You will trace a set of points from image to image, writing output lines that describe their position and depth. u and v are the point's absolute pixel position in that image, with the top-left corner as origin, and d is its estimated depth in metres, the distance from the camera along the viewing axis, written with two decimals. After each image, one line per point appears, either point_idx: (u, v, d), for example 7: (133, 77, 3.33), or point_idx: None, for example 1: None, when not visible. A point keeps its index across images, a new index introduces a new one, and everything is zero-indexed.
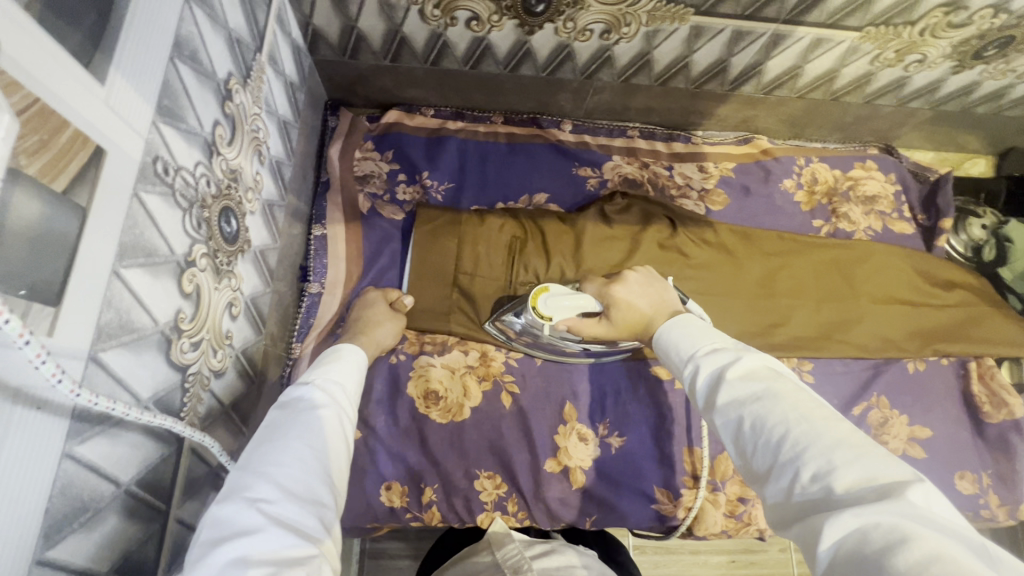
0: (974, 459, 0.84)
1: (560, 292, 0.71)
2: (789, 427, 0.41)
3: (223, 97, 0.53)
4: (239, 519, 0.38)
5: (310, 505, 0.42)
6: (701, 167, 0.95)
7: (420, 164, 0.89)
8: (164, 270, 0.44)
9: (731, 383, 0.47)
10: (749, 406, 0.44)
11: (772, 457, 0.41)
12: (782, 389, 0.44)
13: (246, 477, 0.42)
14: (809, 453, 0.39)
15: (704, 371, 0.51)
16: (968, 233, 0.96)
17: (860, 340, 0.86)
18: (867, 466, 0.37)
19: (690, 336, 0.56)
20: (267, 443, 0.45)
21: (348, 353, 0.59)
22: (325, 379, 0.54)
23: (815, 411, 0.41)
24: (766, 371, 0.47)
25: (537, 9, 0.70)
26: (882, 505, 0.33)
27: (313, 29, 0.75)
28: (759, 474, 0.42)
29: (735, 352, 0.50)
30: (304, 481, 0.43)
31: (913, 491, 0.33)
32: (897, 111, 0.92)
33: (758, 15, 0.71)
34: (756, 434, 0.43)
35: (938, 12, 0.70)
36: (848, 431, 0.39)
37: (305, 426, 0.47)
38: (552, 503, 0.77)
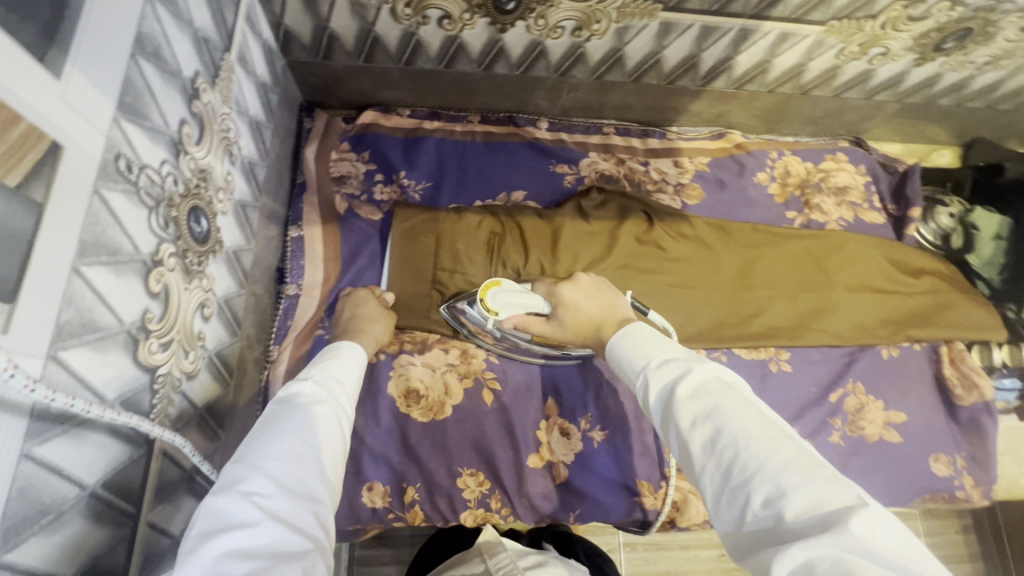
0: (948, 441, 0.86)
1: (509, 289, 0.73)
2: (739, 449, 0.41)
3: (190, 96, 0.53)
4: (234, 512, 0.38)
5: (305, 502, 0.41)
6: (676, 163, 0.96)
7: (397, 164, 0.89)
8: (129, 268, 0.43)
9: (682, 402, 0.47)
10: (699, 424, 0.44)
11: (721, 480, 0.41)
12: (732, 404, 0.44)
13: (241, 471, 0.41)
14: (760, 476, 0.39)
15: (654, 387, 0.51)
16: (937, 222, 0.98)
17: (834, 328, 0.87)
18: (814, 490, 0.36)
19: (639, 347, 0.56)
20: (264, 437, 0.44)
21: (349, 351, 0.60)
22: (324, 375, 0.54)
23: (763, 432, 0.41)
24: (715, 383, 0.47)
25: (508, 7, 0.71)
26: (824, 537, 0.32)
27: (285, 29, 0.74)
28: (710, 497, 0.43)
29: (685, 366, 0.50)
30: (299, 476, 0.42)
31: (855, 520, 0.33)
32: (865, 103, 0.95)
33: (725, 11, 0.72)
34: (707, 455, 0.43)
35: (898, 5, 0.72)
36: (795, 454, 0.39)
37: (303, 421, 0.47)
38: (535, 499, 0.77)
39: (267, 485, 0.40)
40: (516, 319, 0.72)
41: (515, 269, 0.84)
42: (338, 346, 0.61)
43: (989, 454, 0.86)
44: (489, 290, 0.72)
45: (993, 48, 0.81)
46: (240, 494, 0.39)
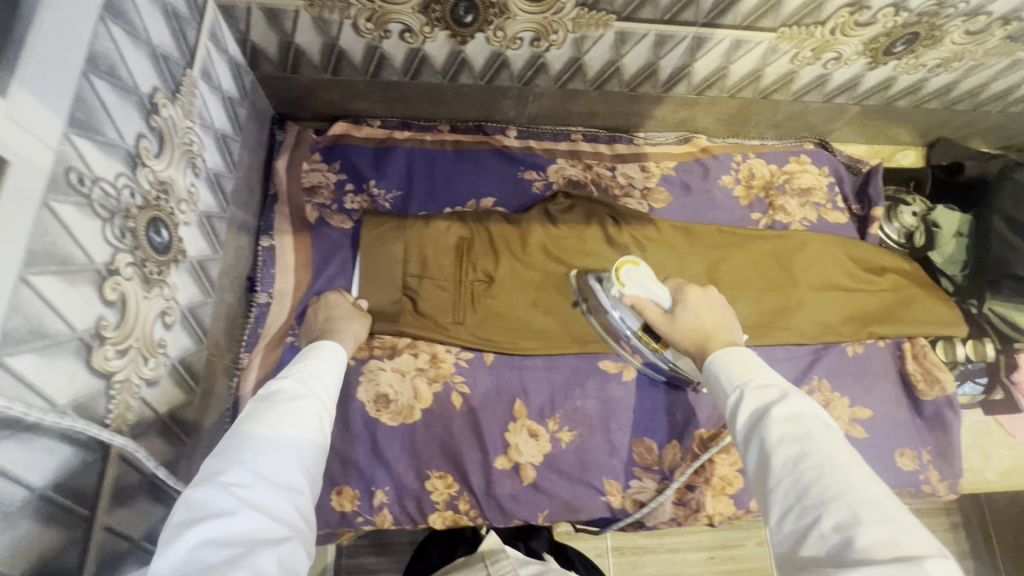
0: (913, 436, 0.87)
1: (644, 272, 0.71)
2: (821, 474, 0.43)
3: (148, 110, 0.54)
4: (211, 503, 0.39)
5: (284, 491, 0.43)
6: (643, 167, 0.98)
7: (367, 174, 0.91)
8: (81, 278, 0.45)
9: (777, 421, 0.49)
10: (787, 445, 0.47)
11: (794, 498, 0.44)
12: (824, 436, 0.46)
13: (221, 463, 0.42)
14: (836, 500, 0.42)
15: (749, 404, 0.52)
16: (900, 221, 1.00)
17: (799, 326, 0.89)
18: (889, 527, 0.39)
19: (738, 367, 0.57)
20: (247, 430, 0.46)
21: (331, 349, 0.61)
22: (304, 375, 0.55)
23: (852, 466, 0.44)
24: (811, 416, 0.49)
25: (466, 20, 0.73)
26: (898, 570, 0.36)
27: (252, 45, 0.76)
28: (773, 512, 0.46)
29: (785, 391, 0.52)
30: (279, 467, 0.44)
31: (931, 561, 0.37)
32: (826, 106, 0.97)
33: (677, 19, 0.74)
34: (789, 472, 0.45)
35: (844, 12, 0.74)
36: (881, 494, 0.42)
37: (285, 412, 0.48)
38: (503, 500, 0.79)
39: (246, 477, 0.42)
40: (632, 297, 0.70)
41: (486, 272, 0.87)
42: (322, 345, 0.62)
43: (954, 448, 0.87)
44: (626, 265, 0.70)
45: (943, 51, 0.83)
46: (219, 485, 0.41)
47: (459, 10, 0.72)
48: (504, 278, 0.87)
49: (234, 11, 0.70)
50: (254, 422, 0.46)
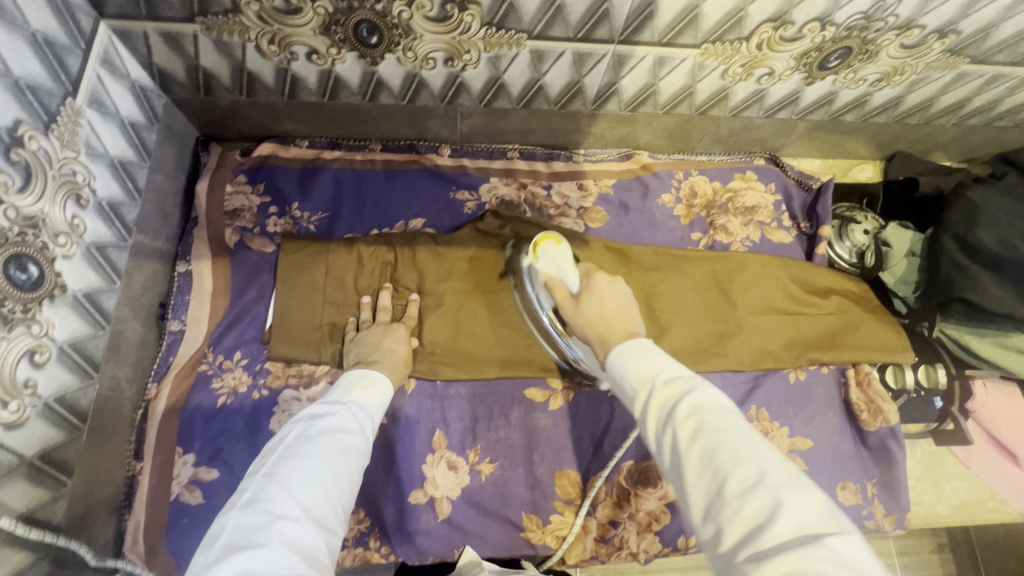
0: (856, 468, 0.83)
1: (562, 254, 0.78)
2: (733, 465, 0.42)
3: (8, 144, 0.53)
4: (258, 531, 0.46)
5: (320, 528, 0.49)
6: (580, 186, 0.95)
7: (292, 197, 0.89)
8: None
9: (683, 416, 0.47)
10: (697, 439, 0.45)
11: (712, 495, 0.42)
12: (731, 425, 0.45)
13: (271, 493, 0.49)
14: (756, 491, 0.40)
15: (657, 398, 0.50)
16: (852, 239, 0.95)
17: (736, 352, 0.85)
18: (804, 509, 0.38)
19: (637, 360, 0.55)
20: (296, 462, 0.53)
21: (381, 383, 0.68)
22: (358, 405, 0.64)
23: (758, 451, 0.43)
24: (718, 406, 0.47)
25: (371, 41, 0.71)
26: (811, 551, 0.35)
27: (158, 68, 0.75)
28: (697, 512, 0.43)
29: (694, 382, 0.50)
30: (317, 504, 0.50)
31: (835, 537, 0.36)
32: (769, 121, 0.93)
33: (591, 37, 0.71)
34: (702, 468, 0.43)
35: (767, 27, 0.71)
36: (790, 472, 0.41)
37: (324, 446, 0.56)
38: (416, 536, 0.76)
39: (286, 509, 0.48)
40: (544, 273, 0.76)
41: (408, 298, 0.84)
42: (368, 373, 0.69)
43: (898, 481, 0.84)
44: (544, 239, 0.78)
45: (881, 65, 0.79)
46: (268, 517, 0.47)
47: (362, 31, 0.69)
48: (428, 304, 0.84)
49: (131, 35, 0.69)
50: (296, 456, 0.54)
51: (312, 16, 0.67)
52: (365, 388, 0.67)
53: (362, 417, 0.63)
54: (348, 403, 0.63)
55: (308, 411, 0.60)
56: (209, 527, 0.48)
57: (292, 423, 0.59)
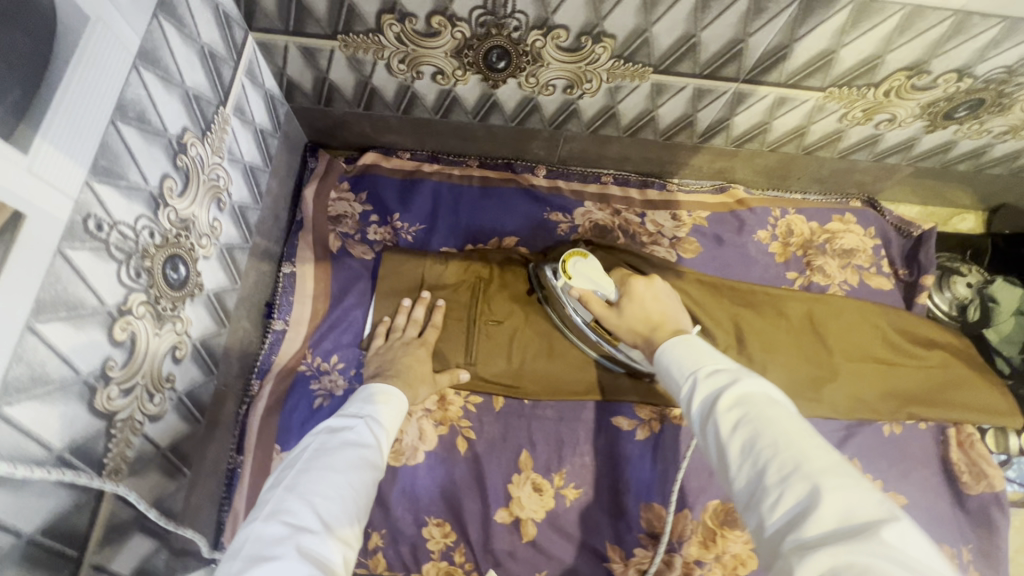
0: (953, 532, 0.79)
1: (591, 267, 0.77)
2: (775, 452, 0.41)
3: (175, 151, 0.56)
4: (280, 543, 0.45)
5: (336, 540, 0.48)
6: (674, 216, 0.95)
7: (392, 206, 0.92)
8: (91, 321, 0.46)
9: (724, 409, 0.47)
10: (739, 429, 0.45)
11: (755, 482, 0.42)
12: (772, 413, 0.45)
13: (291, 503, 0.49)
14: (794, 478, 0.39)
15: (702, 391, 0.52)
16: (953, 291, 0.91)
17: (831, 400, 0.83)
18: (848, 498, 0.37)
19: (690, 356, 0.57)
20: (318, 473, 0.53)
21: (397, 399, 0.68)
22: (374, 420, 0.63)
23: (806, 440, 0.41)
24: (762, 399, 0.47)
25: (499, 66, 0.72)
26: (857, 544, 0.33)
27: (288, 79, 0.78)
28: (741, 499, 0.43)
29: (738, 375, 0.51)
30: (332, 516, 0.50)
31: (887, 529, 0.34)
32: (876, 165, 0.91)
33: (717, 75, 0.71)
34: (743, 457, 0.43)
35: (900, 76, 0.69)
36: (833, 459, 0.40)
37: (341, 458, 0.55)
38: (500, 556, 0.76)
39: (305, 520, 0.48)
40: (580, 289, 0.75)
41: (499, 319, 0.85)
42: (384, 388, 0.69)
43: (999, 549, 0.79)
44: (574, 255, 0.76)
45: (1011, 118, 0.77)
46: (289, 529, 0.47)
47: (492, 57, 0.71)
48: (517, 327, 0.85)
49: (272, 48, 0.72)
50: (319, 467, 0.53)
51: (448, 40, 0.68)
52: (382, 403, 0.66)
53: (379, 430, 0.63)
54: (364, 416, 0.63)
55: (326, 424, 0.60)
56: (234, 536, 0.47)
57: (312, 435, 0.59)
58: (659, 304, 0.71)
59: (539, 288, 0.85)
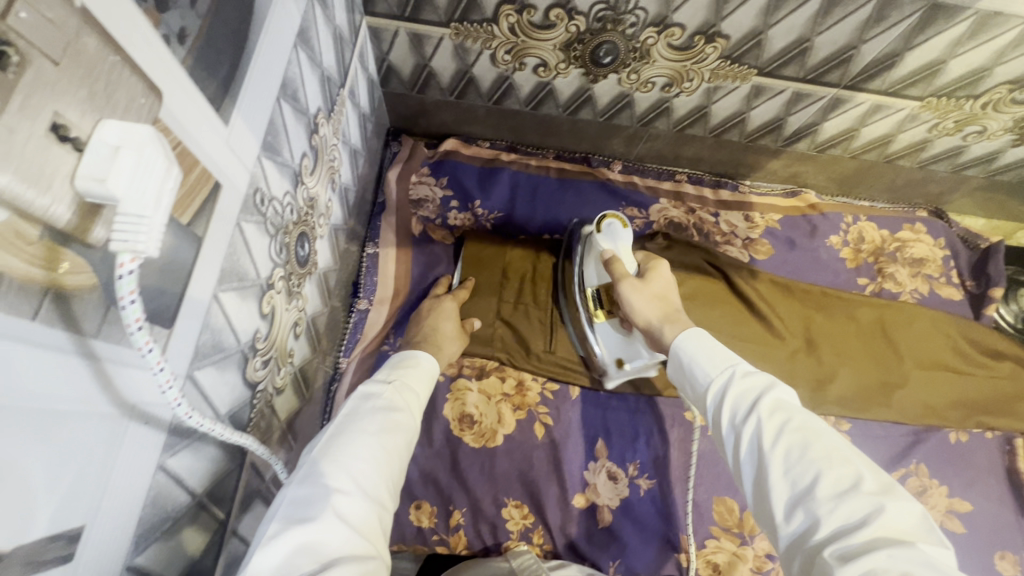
0: (1017, 540, 0.80)
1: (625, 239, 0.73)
2: (827, 465, 0.39)
3: (311, 130, 0.57)
4: (315, 504, 0.41)
5: (371, 503, 0.44)
6: (747, 217, 0.96)
7: (473, 193, 0.92)
8: (251, 292, 0.47)
9: (767, 412, 0.44)
10: (786, 437, 0.42)
11: (800, 490, 0.39)
12: (822, 428, 0.42)
13: (323, 464, 0.45)
14: (851, 494, 0.37)
15: (738, 391, 0.47)
16: (1020, 303, 0.93)
17: (900, 405, 0.84)
18: (904, 515, 0.36)
19: (712, 350, 0.53)
20: (351, 436, 0.48)
21: (426, 361, 0.63)
22: (405, 381, 0.58)
23: (854, 456, 0.40)
24: (805, 411, 0.45)
25: (604, 61, 0.73)
26: (910, 555, 0.32)
27: (388, 64, 0.79)
28: (777, 508, 0.40)
29: (773, 377, 0.48)
30: (370, 478, 0.46)
31: (926, 544, 0.34)
32: (952, 177, 0.94)
33: (820, 80, 0.72)
34: (790, 466, 0.41)
35: (1003, 88, 0.71)
36: (880, 479, 0.38)
37: (371, 422, 0.50)
38: (577, 539, 0.77)
39: (340, 482, 0.44)
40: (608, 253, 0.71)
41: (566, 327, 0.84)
42: (411, 356, 0.63)
43: None
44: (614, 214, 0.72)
45: None
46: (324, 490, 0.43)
47: (600, 52, 0.72)
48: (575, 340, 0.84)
49: (382, 33, 0.73)
50: (351, 431, 0.49)
51: (561, 33, 0.69)
52: (411, 366, 0.61)
53: (414, 399, 0.57)
54: (393, 380, 0.58)
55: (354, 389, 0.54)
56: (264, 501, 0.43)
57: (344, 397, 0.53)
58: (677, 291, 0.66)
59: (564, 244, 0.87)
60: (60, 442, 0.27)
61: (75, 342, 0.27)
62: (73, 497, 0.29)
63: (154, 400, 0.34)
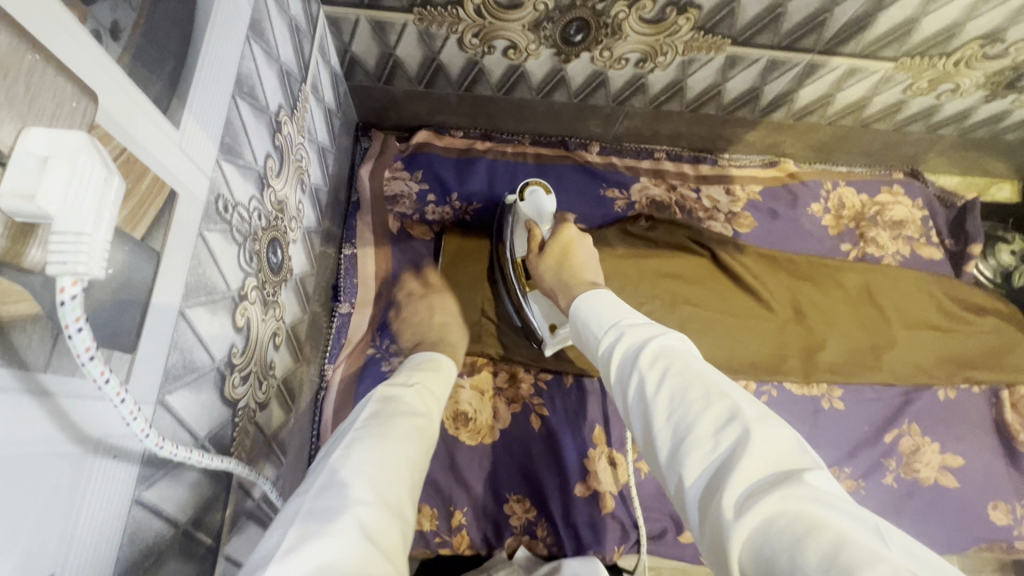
0: (1008, 489, 0.82)
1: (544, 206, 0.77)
2: (702, 406, 0.39)
3: (273, 129, 0.53)
4: (334, 516, 0.38)
5: (393, 517, 0.41)
6: (728, 190, 0.95)
7: (450, 184, 0.88)
8: (221, 305, 0.44)
9: (647, 363, 0.44)
10: (665, 384, 0.42)
11: (682, 434, 0.39)
12: (700, 368, 0.43)
13: (343, 475, 0.42)
14: (728, 427, 0.37)
15: (622, 347, 0.48)
16: (997, 258, 0.94)
17: (891, 366, 0.85)
18: (778, 443, 0.36)
19: (604, 309, 0.54)
20: (372, 446, 0.45)
21: (447, 367, 0.64)
22: (425, 387, 0.57)
23: (729, 390, 0.40)
24: (683, 353, 0.45)
25: (575, 39, 0.71)
26: (788, 489, 0.32)
27: (351, 55, 0.76)
28: (663, 457, 0.40)
29: (655, 327, 0.49)
30: (394, 492, 0.43)
31: (808, 473, 0.33)
32: (927, 137, 0.94)
33: (795, 46, 0.71)
34: (671, 411, 0.41)
35: (975, 44, 0.71)
36: (756, 407, 0.39)
37: (392, 432, 0.48)
38: (581, 529, 0.76)
39: (361, 491, 0.41)
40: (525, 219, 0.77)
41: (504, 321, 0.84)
42: (433, 359, 0.64)
43: None
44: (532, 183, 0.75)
45: None
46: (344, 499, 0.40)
47: (571, 29, 0.69)
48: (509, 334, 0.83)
49: (342, 23, 0.69)
50: (372, 441, 0.46)
51: (529, 12, 0.67)
52: (433, 369, 0.62)
53: (431, 413, 0.55)
54: (413, 386, 0.56)
55: (376, 392, 0.53)
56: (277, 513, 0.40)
57: (367, 403, 0.52)
58: (580, 250, 0.70)
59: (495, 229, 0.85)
60: (16, 488, 0.24)
61: (19, 378, 0.24)
62: (35, 547, 0.26)
63: (120, 431, 0.31)
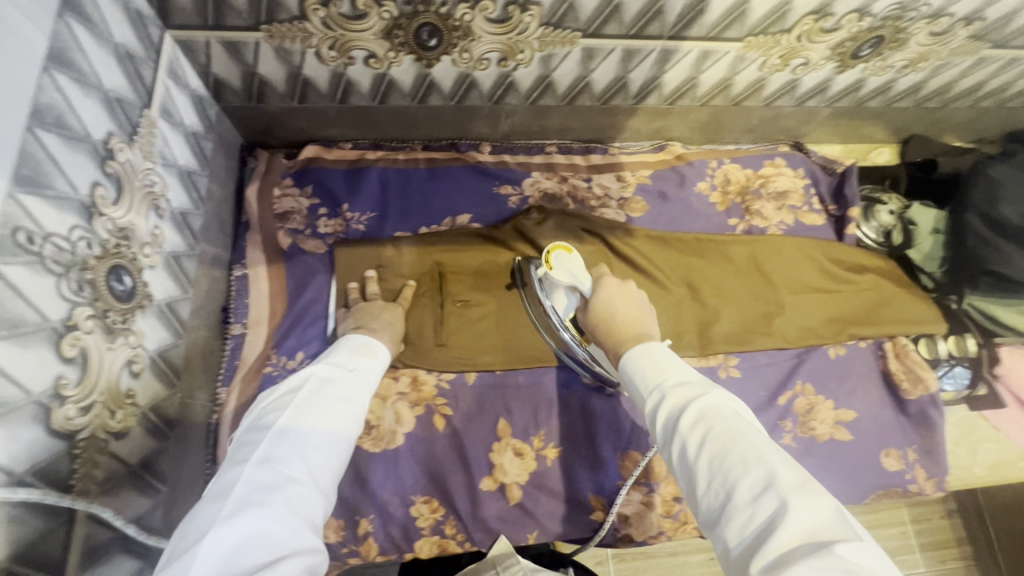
0: (898, 436, 0.87)
1: (575, 262, 0.73)
2: (740, 472, 0.41)
3: (104, 157, 0.53)
4: (268, 493, 0.41)
5: (321, 495, 0.44)
6: (619, 177, 0.98)
7: (341, 197, 0.89)
8: (35, 338, 0.44)
9: (688, 424, 0.46)
10: (707, 448, 0.43)
11: (724, 499, 0.41)
12: (745, 432, 0.44)
13: (281, 452, 0.44)
14: (766, 495, 0.39)
15: (668, 405, 0.49)
16: (878, 220, 0.99)
17: (781, 330, 0.88)
18: (814, 513, 0.37)
19: (649, 365, 0.54)
20: (307, 425, 0.47)
21: (382, 354, 0.63)
22: (360, 372, 0.57)
23: (771, 455, 0.42)
24: (726, 413, 0.46)
25: (430, 43, 0.73)
26: (819, 562, 0.33)
27: (214, 77, 0.76)
28: (708, 516, 0.42)
29: (701, 386, 0.49)
30: (324, 474, 0.46)
31: (842, 545, 0.35)
32: (798, 110, 0.98)
33: (642, 34, 0.74)
34: (712, 474, 0.42)
35: (808, 19, 0.75)
36: (797, 477, 0.40)
37: (323, 407, 0.50)
38: (491, 522, 0.78)
39: (295, 471, 0.43)
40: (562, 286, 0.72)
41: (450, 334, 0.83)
42: (370, 344, 0.62)
43: (938, 446, 0.87)
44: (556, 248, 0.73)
45: (909, 52, 0.85)
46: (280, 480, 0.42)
47: (423, 34, 0.71)
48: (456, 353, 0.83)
49: (193, 46, 0.69)
50: (309, 417, 0.48)
51: (375, 21, 0.68)
52: (368, 357, 0.61)
53: (365, 387, 0.57)
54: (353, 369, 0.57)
55: (312, 372, 0.53)
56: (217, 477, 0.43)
57: (300, 377, 0.52)
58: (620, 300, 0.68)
59: (521, 280, 0.86)
60: None
61: None
62: None
63: None
